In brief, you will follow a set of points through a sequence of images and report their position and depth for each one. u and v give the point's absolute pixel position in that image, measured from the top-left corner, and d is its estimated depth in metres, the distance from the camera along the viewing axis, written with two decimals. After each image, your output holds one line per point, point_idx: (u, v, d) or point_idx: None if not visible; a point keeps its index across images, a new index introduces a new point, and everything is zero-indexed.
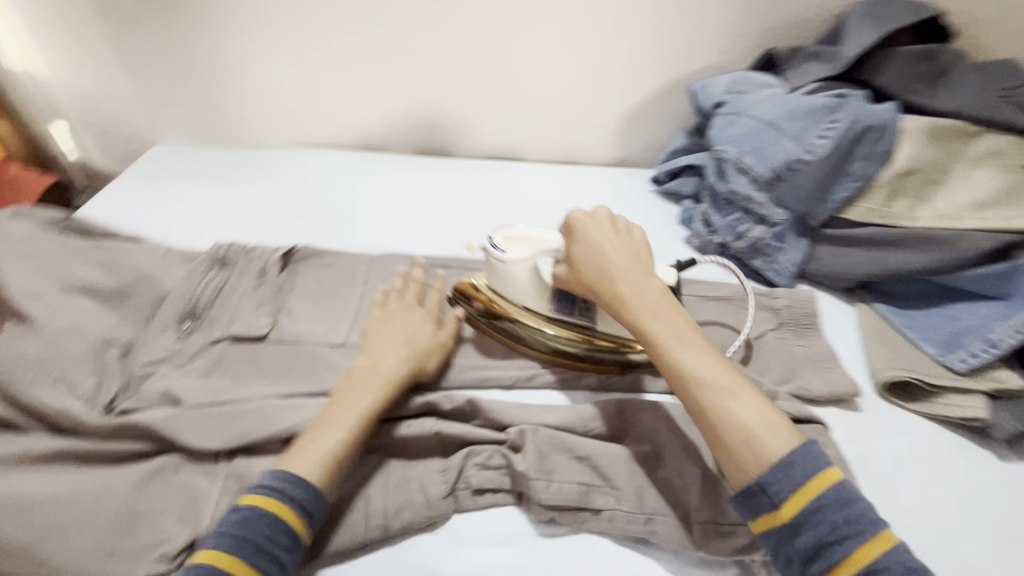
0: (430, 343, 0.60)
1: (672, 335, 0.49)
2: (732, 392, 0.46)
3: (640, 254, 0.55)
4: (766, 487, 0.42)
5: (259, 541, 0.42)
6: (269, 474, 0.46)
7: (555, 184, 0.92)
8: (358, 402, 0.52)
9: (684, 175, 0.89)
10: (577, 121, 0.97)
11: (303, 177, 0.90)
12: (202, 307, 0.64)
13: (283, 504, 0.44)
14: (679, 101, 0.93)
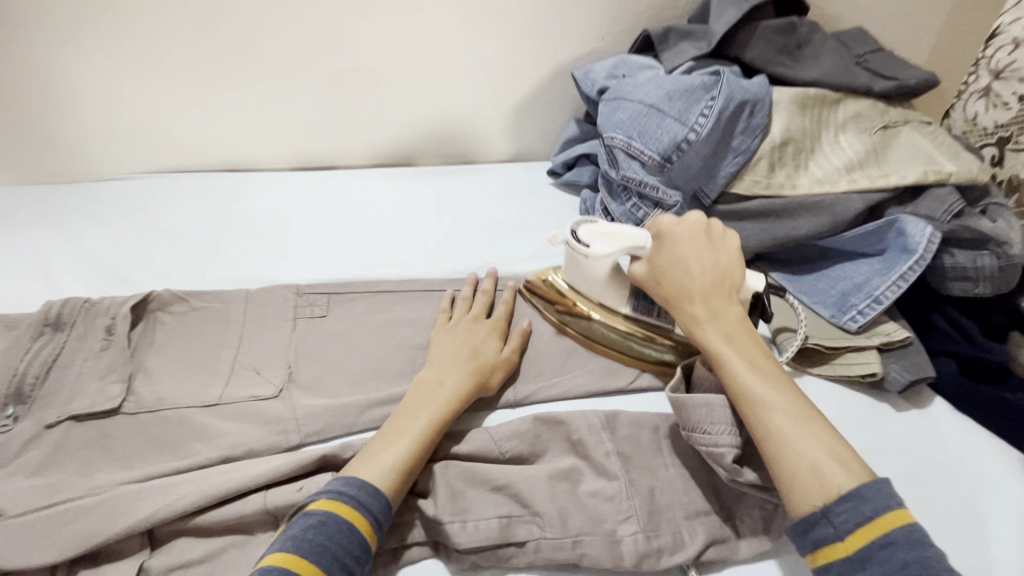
0: (493, 355, 0.57)
1: (747, 355, 0.48)
2: (799, 417, 0.44)
3: (730, 267, 0.54)
4: (828, 513, 0.39)
5: (335, 550, 0.39)
6: (345, 481, 0.43)
7: (450, 187, 0.87)
8: (413, 428, 0.48)
9: (579, 165, 0.87)
10: (466, 119, 0.92)
11: (158, 210, 0.78)
12: (31, 386, 0.52)
13: (359, 513, 0.42)
14: (566, 90, 0.91)
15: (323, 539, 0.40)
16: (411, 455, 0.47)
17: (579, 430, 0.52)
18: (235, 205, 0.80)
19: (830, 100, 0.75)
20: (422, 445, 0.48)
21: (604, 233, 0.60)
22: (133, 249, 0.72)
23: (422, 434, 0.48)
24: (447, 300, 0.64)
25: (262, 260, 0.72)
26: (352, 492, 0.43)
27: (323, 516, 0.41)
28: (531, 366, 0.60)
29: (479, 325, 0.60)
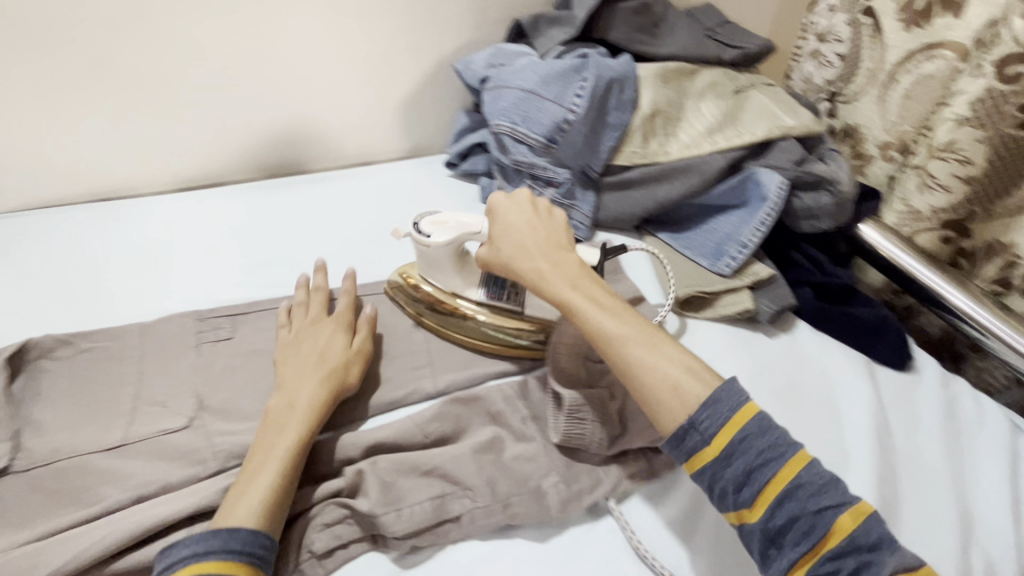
0: (345, 354, 0.57)
1: (594, 298, 0.53)
2: (652, 343, 0.50)
3: (562, 227, 0.59)
4: (694, 424, 0.45)
5: None
6: (165, 555, 0.41)
7: (350, 189, 0.87)
8: (280, 441, 0.48)
9: (474, 154, 0.90)
10: (357, 120, 0.92)
11: (22, 252, 0.71)
12: None
13: (201, 561, 0.40)
14: (450, 82, 0.93)
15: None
16: (285, 474, 0.47)
17: (496, 404, 0.55)
18: (115, 236, 0.75)
19: (686, 71, 0.83)
20: (288, 469, 0.47)
21: (444, 223, 0.61)
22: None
23: (281, 455, 0.47)
24: (282, 316, 0.61)
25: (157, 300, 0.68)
26: (210, 549, 0.41)
27: (202, 574, 0.40)
28: (448, 355, 0.63)
29: (323, 326, 0.59)
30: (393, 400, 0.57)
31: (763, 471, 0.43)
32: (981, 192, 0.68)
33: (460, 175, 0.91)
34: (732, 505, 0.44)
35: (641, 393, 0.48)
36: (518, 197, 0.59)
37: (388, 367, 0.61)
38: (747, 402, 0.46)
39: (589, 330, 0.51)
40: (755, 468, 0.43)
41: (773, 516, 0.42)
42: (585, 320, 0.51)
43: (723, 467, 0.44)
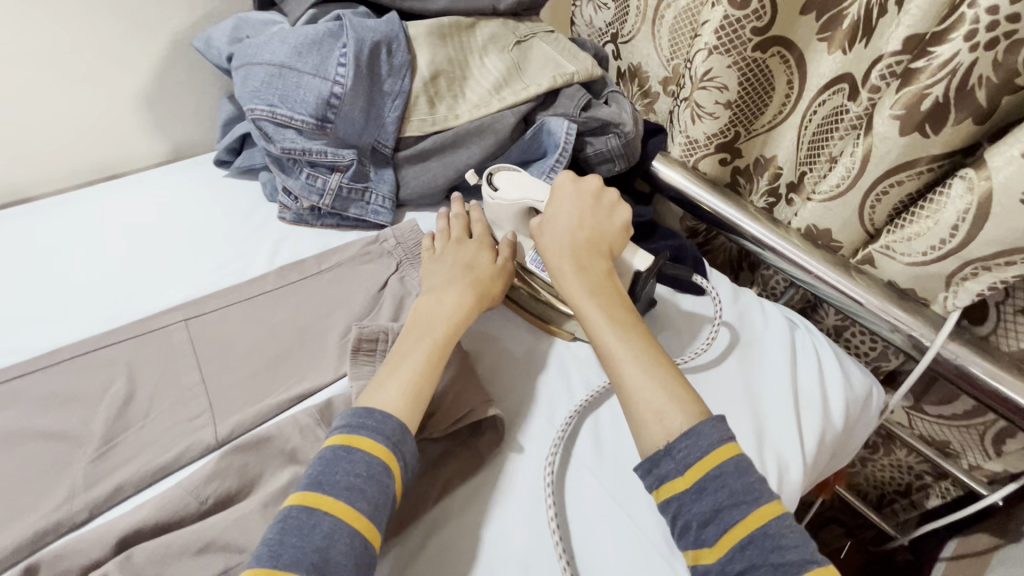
0: (491, 271, 0.59)
1: (606, 306, 0.53)
2: (652, 368, 0.49)
3: (611, 229, 0.58)
4: (670, 450, 0.44)
5: (338, 480, 0.41)
6: (347, 414, 0.45)
7: (87, 216, 0.70)
8: (416, 357, 0.49)
9: (247, 147, 0.77)
10: (82, 129, 0.73)
11: None
12: None
13: (357, 436, 0.43)
14: (200, 67, 0.79)
15: (349, 482, 0.41)
16: (425, 369, 0.48)
17: (290, 437, 0.47)
18: None
19: (463, 26, 0.77)
20: (429, 373, 0.49)
21: (518, 180, 0.62)
22: None
23: (410, 373, 0.48)
24: (427, 240, 0.63)
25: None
26: (381, 423, 0.44)
27: (346, 455, 0.42)
28: (232, 391, 0.53)
29: (467, 245, 0.61)
30: (160, 467, 0.47)
31: (729, 513, 0.41)
32: (741, 113, 0.70)
33: (237, 174, 0.78)
34: (693, 541, 0.42)
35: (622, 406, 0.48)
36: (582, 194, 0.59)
37: (152, 427, 0.50)
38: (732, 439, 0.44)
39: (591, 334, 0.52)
40: (723, 507, 0.41)
41: (732, 561, 0.40)
42: (591, 325, 0.52)
43: (692, 500, 0.43)
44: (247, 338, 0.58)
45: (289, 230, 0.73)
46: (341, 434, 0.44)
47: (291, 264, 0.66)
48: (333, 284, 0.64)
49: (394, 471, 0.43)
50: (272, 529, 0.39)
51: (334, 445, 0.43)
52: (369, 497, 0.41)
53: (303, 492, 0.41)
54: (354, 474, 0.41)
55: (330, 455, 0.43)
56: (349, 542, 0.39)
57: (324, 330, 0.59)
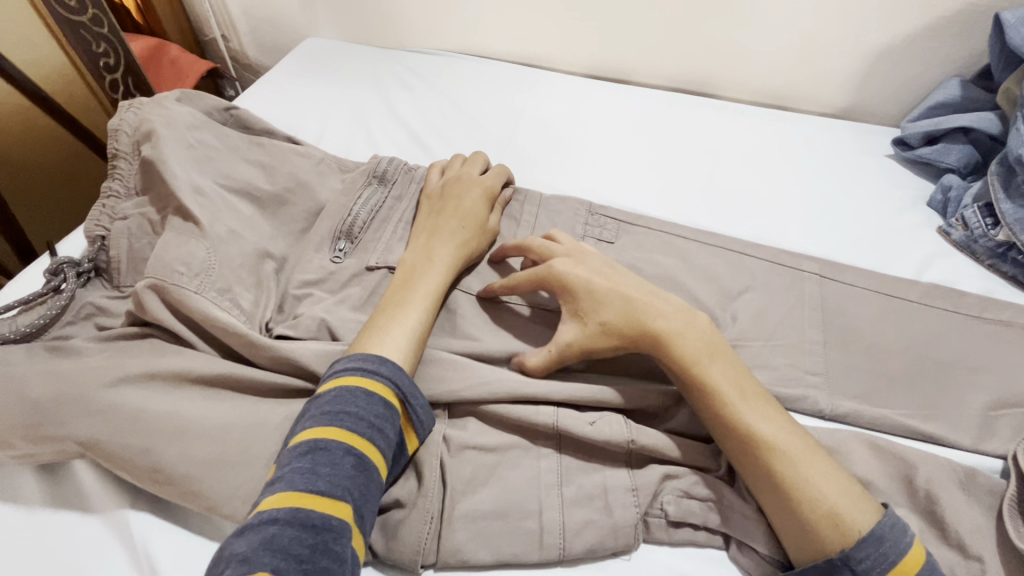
0: (478, 224, 0.54)
1: (734, 387, 0.41)
2: (814, 452, 0.38)
3: (629, 277, 0.48)
4: (849, 558, 0.34)
5: (362, 414, 0.37)
6: (347, 359, 0.40)
7: (760, 133, 0.73)
8: (417, 288, 0.47)
9: (948, 141, 0.66)
10: (801, 57, 0.74)
11: (463, 94, 0.80)
12: (359, 229, 0.55)
13: (362, 377, 0.39)
14: (968, 36, 0.67)
15: (358, 418, 0.37)
16: (427, 313, 0.46)
17: (930, 479, 0.41)
18: (528, 100, 0.78)
19: None
20: (433, 314, 0.46)
21: None
22: (437, 124, 0.75)
23: (418, 321, 0.45)
24: (433, 173, 0.59)
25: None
26: (387, 374, 0.40)
27: (357, 397, 0.38)
28: (848, 378, 0.49)
29: (465, 190, 0.56)
30: (776, 395, 0.48)
31: None
32: None
33: (906, 160, 0.69)
34: None
35: (782, 503, 0.37)
36: (585, 256, 0.49)
37: (773, 354, 0.50)
38: (910, 547, 0.35)
39: (737, 428, 0.39)
40: None
41: None
42: (742, 416, 0.39)
43: None
44: (880, 335, 0.52)
45: (949, 252, 0.60)
46: (343, 377, 0.39)
47: (946, 287, 0.56)
48: (1000, 344, 0.51)
49: (401, 418, 0.39)
50: (289, 459, 0.35)
51: (334, 388, 0.38)
52: (382, 433, 0.37)
53: (322, 425, 0.36)
54: (368, 414, 0.37)
55: (329, 396, 0.38)
56: (371, 475, 0.36)
57: (966, 384, 0.49)
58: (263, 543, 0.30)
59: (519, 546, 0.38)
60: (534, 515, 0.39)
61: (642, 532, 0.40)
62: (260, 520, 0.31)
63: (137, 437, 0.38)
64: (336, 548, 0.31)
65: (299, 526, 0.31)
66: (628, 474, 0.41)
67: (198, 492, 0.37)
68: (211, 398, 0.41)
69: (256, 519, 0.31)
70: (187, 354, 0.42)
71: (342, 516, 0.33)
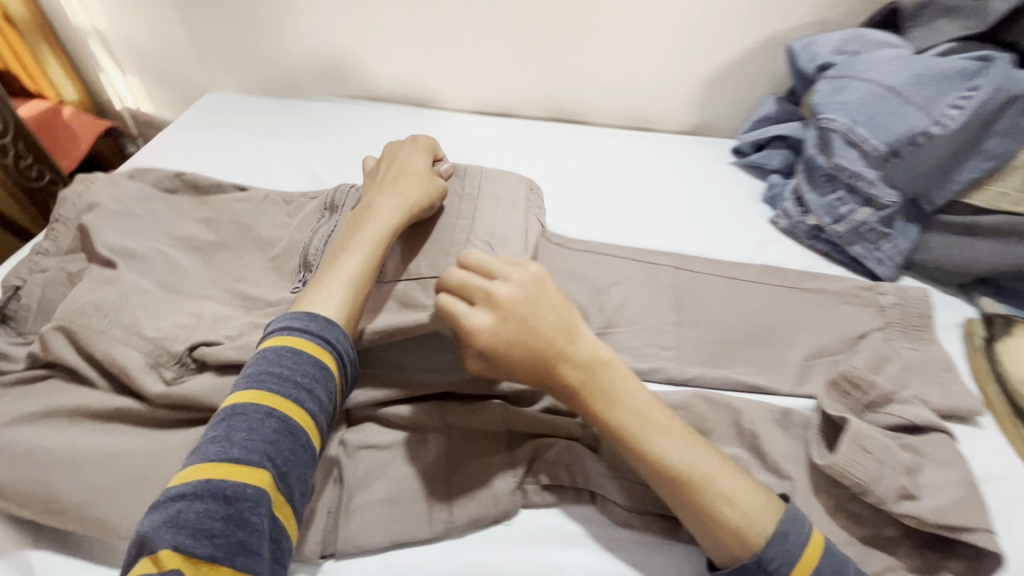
0: (419, 190, 0.55)
1: (641, 422, 0.43)
2: (721, 472, 0.41)
3: (550, 314, 0.45)
4: (763, 561, 0.39)
5: (287, 375, 0.40)
6: (282, 322, 0.44)
7: (624, 151, 0.84)
8: (355, 252, 0.50)
9: (771, 147, 0.80)
10: (651, 86, 0.87)
11: (361, 134, 0.87)
12: (314, 256, 0.56)
13: (291, 339, 0.42)
14: (774, 62, 0.82)
15: (284, 379, 0.40)
16: (364, 272, 0.49)
17: (752, 421, 0.49)
18: (421, 136, 0.86)
19: None
20: (375, 260, 0.50)
21: None
22: (337, 164, 0.81)
23: (353, 280, 0.48)
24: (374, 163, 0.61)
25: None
26: (316, 333, 0.43)
27: (284, 358, 0.41)
28: (695, 350, 0.58)
29: (405, 166, 0.57)
30: (636, 370, 0.56)
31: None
32: None
33: (744, 166, 0.82)
34: None
35: (699, 526, 0.40)
36: (508, 302, 0.45)
37: (634, 337, 0.59)
38: (816, 536, 0.40)
39: (648, 461, 0.42)
40: None
41: None
42: (654, 448, 0.42)
43: None
44: (721, 311, 0.61)
45: (778, 237, 0.72)
46: (275, 340, 0.43)
47: (773, 267, 0.67)
48: (813, 308, 0.62)
49: (332, 376, 0.43)
50: (213, 427, 0.38)
51: (269, 349, 0.42)
52: (308, 394, 0.40)
53: (251, 391, 0.40)
54: (294, 373, 0.41)
55: (262, 358, 0.41)
56: (295, 437, 0.38)
57: (787, 343, 0.59)
58: (170, 522, 0.33)
59: (410, 525, 0.43)
60: (423, 496, 0.44)
61: (521, 499, 0.46)
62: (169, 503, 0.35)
63: (30, 474, 0.40)
64: (249, 518, 0.34)
65: (207, 499, 0.34)
66: (506, 450, 0.47)
67: (97, 517, 0.40)
68: (109, 431, 0.44)
69: (166, 502, 0.35)
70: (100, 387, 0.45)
71: (258, 483, 0.36)
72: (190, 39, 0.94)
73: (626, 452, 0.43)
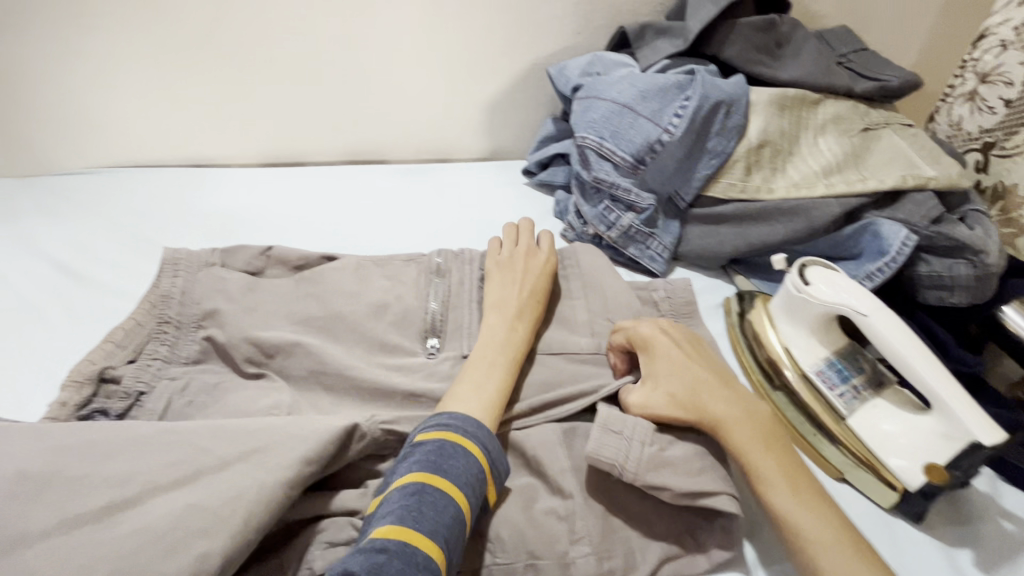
0: (542, 289, 0.60)
1: (785, 480, 0.44)
2: (862, 561, 0.40)
3: (711, 369, 0.50)
4: None
5: (459, 472, 0.42)
6: (449, 414, 0.45)
7: (419, 185, 0.84)
8: (496, 356, 0.53)
9: (554, 165, 0.84)
10: (438, 119, 0.89)
11: (124, 205, 0.77)
12: (439, 321, 0.61)
13: (465, 437, 0.44)
14: (543, 86, 0.87)
15: (460, 474, 0.41)
16: (505, 380, 0.51)
17: (537, 445, 0.49)
18: (195, 198, 0.78)
19: (811, 99, 0.72)
20: (514, 368, 0.52)
21: (838, 279, 0.54)
22: (86, 244, 0.71)
23: (500, 385, 0.50)
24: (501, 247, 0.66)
25: (42, 323, 0.61)
26: (480, 435, 0.44)
27: (457, 450, 0.43)
28: None
29: (532, 266, 0.62)
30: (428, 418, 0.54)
31: None
32: None
33: (536, 185, 0.86)
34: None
35: None
36: (677, 350, 0.51)
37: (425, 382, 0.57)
38: None
39: (787, 523, 0.43)
40: None
41: None
42: (790, 509, 0.43)
43: None
44: None
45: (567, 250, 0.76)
46: (448, 430, 0.44)
47: None
48: None
49: (487, 482, 0.43)
50: (400, 495, 0.40)
51: (436, 438, 0.44)
52: (476, 495, 0.42)
53: (429, 475, 0.41)
54: (458, 472, 0.42)
55: (432, 444, 0.43)
56: (463, 528, 0.40)
57: None
58: (374, 567, 0.34)
59: None
60: None
61: None
62: (365, 551, 0.35)
63: None
64: None
65: (407, 559, 0.35)
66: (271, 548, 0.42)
67: None
68: None
69: (363, 550, 0.35)
70: (49, 492, 0.37)
71: (439, 561, 0.37)
72: None
73: (775, 519, 0.43)
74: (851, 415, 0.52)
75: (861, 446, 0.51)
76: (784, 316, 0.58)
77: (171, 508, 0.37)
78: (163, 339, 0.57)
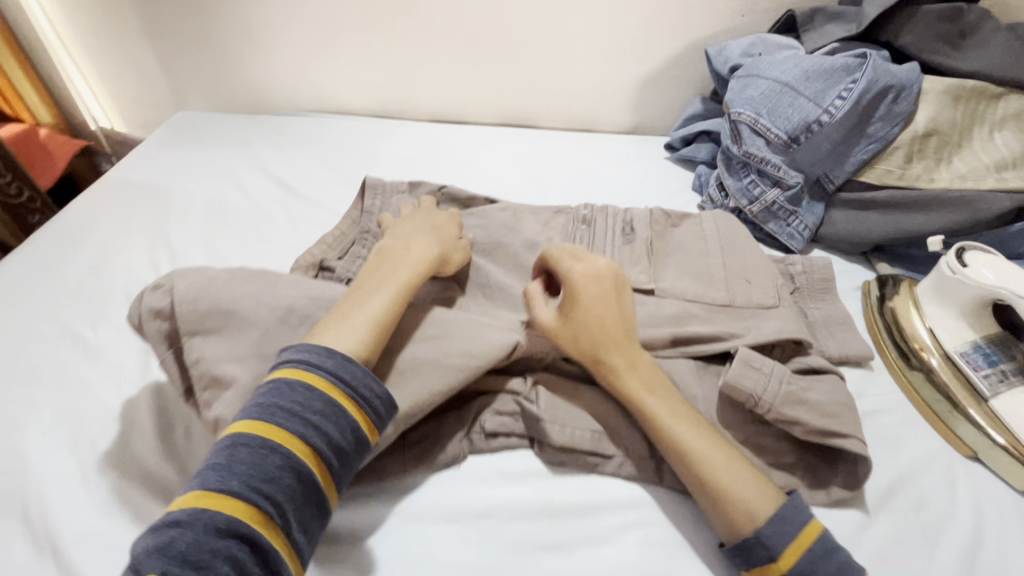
0: (451, 241, 0.60)
1: (656, 398, 0.47)
2: (725, 458, 0.44)
3: (607, 299, 0.52)
4: (766, 540, 0.41)
5: (295, 409, 0.38)
6: (295, 348, 0.42)
7: (566, 149, 0.92)
8: (394, 280, 0.50)
9: (698, 141, 0.88)
10: (590, 91, 0.96)
11: (325, 142, 0.94)
12: None
13: (307, 371, 0.40)
14: (697, 66, 0.91)
15: (296, 412, 0.38)
16: (392, 304, 0.47)
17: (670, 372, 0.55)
18: (380, 142, 0.93)
19: (991, 93, 0.69)
20: (401, 301, 0.48)
21: (1001, 264, 0.54)
22: (299, 169, 0.88)
23: (380, 307, 0.46)
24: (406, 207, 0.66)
25: (270, 221, 0.78)
26: (330, 367, 0.41)
27: (294, 388, 0.39)
28: None
29: (418, 220, 0.62)
30: None
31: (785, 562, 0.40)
32: None
33: (676, 159, 0.90)
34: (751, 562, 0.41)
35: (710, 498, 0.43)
36: (591, 280, 0.53)
37: None
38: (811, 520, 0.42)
39: (665, 435, 0.46)
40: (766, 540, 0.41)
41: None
42: (667, 423, 0.46)
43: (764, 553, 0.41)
44: None
45: None
46: (290, 366, 0.41)
47: None
48: None
49: (348, 412, 0.40)
50: (215, 452, 0.37)
51: (276, 380, 0.40)
52: (319, 430, 0.38)
53: (252, 420, 0.38)
54: (303, 408, 0.39)
55: (268, 386, 0.40)
56: (297, 475, 0.37)
57: None
58: (160, 548, 0.32)
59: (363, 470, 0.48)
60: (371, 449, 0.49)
61: (467, 446, 0.51)
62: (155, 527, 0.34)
63: None
64: (240, 557, 0.33)
65: (203, 530, 0.33)
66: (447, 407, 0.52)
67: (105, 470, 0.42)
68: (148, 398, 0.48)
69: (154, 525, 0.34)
70: (309, 322, 0.48)
71: (250, 522, 0.34)
72: (160, 62, 1.01)
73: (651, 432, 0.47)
74: (994, 397, 0.53)
75: (1002, 427, 0.52)
76: (933, 298, 0.60)
77: (389, 351, 0.48)
78: (363, 244, 0.70)
